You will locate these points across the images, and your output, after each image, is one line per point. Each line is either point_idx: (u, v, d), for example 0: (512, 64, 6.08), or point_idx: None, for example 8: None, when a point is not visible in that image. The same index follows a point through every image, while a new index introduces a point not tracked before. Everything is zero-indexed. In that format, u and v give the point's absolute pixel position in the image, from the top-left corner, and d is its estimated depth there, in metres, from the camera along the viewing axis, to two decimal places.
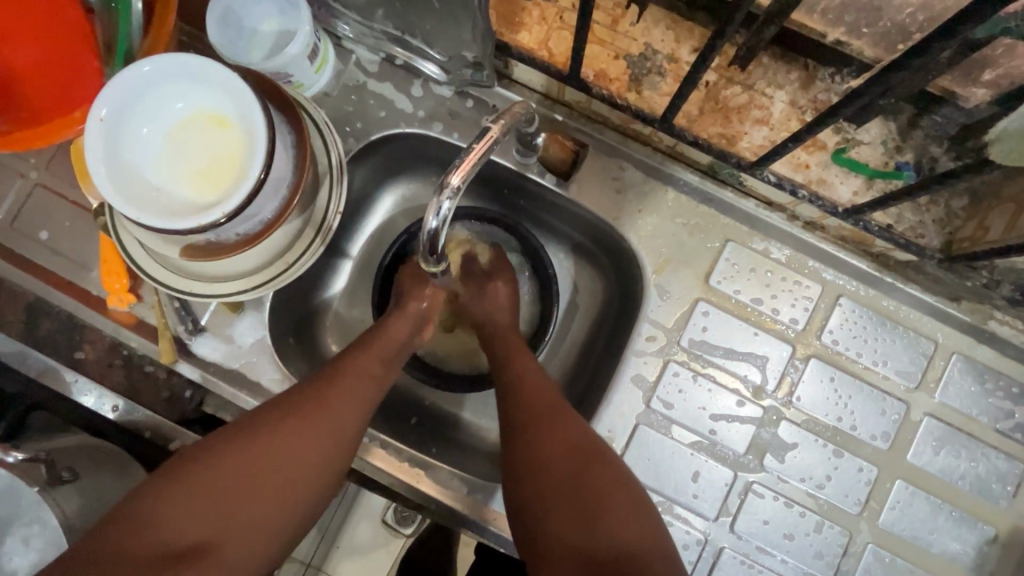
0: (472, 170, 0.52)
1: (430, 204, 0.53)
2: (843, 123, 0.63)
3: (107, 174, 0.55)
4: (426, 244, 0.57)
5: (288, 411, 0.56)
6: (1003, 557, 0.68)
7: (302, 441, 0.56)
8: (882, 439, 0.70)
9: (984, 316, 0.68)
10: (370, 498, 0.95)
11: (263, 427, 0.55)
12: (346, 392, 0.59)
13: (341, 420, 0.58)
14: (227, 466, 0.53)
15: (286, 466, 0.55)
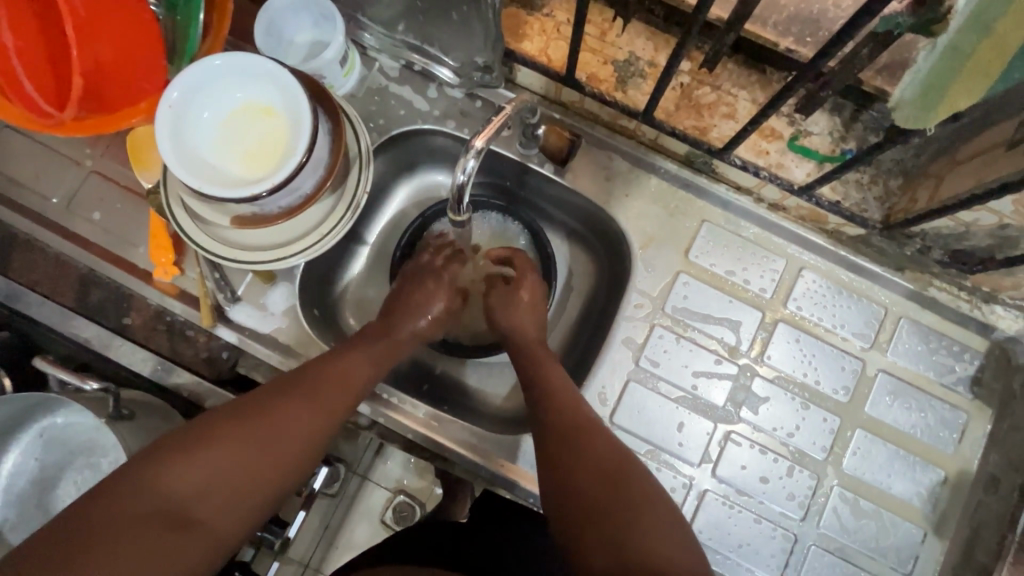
0: (490, 137, 0.63)
1: (458, 162, 0.64)
2: (795, 116, 0.75)
3: (173, 151, 0.64)
4: (453, 199, 0.67)
5: (289, 395, 0.61)
6: (953, 496, 0.77)
7: (299, 420, 0.60)
8: (843, 393, 0.79)
9: (925, 283, 0.79)
10: (371, 498, 1.00)
11: (267, 403, 0.60)
12: (338, 377, 0.66)
13: (331, 401, 0.64)
14: (234, 434, 0.56)
15: (283, 440, 0.58)
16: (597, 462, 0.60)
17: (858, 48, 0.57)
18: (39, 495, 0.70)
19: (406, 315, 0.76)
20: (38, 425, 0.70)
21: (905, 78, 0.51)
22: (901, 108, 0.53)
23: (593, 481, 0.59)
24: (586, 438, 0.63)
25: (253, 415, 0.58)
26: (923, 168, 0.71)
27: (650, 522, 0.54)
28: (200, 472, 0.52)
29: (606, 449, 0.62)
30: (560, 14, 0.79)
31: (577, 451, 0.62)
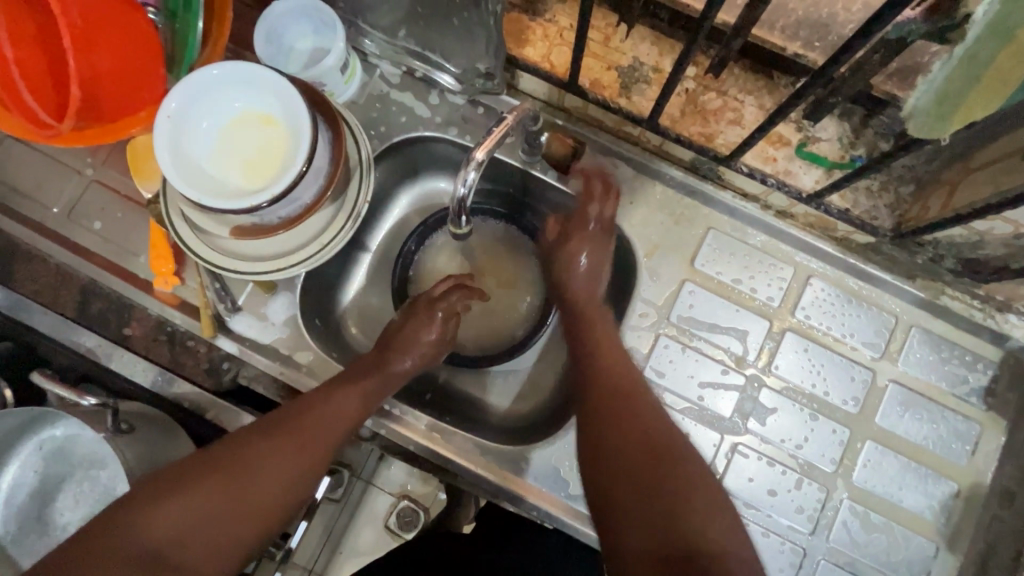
0: (492, 147, 0.63)
1: (458, 174, 0.63)
2: (803, 122, 0.73)
3: (171, 162, 0.64)
4: (452, 211, 0.66)
5: (273, 434, 0.63)
6: (967, 510, 0.75)
7: (281, 461, 0.62)
8: (852, 404, 0.78)
9: (936, 291, 0.77)
10: (374, 502, 1.00)
11: (250, 443, 0.62)
12: (325, 417, 0.66)
13: (316, 443, 0.65)
14: (218, 478, 0.59)
15: (266, 484, 0.61)
16: (639, 431, 0.63)
17: (869, 54, 0.56)
18: (40, 507, 0.70)
19: (390, 355, 0.73)
20: (37, 438, 0.69)
21: (920, 87, 0.50)
22: (915, 116, 0.51)
23: (636, 450, 0.61)
24: (635, 406, 0.65)
25: (236, 457, 0.61)
26: (934, 175, 0.70)
27: (696, 501, 0.57)
28: (184, 514, 0.56)
29: (648, 420, 0.64)
30: (563, 19, 0.77)
31: (621, 423, 0.64)
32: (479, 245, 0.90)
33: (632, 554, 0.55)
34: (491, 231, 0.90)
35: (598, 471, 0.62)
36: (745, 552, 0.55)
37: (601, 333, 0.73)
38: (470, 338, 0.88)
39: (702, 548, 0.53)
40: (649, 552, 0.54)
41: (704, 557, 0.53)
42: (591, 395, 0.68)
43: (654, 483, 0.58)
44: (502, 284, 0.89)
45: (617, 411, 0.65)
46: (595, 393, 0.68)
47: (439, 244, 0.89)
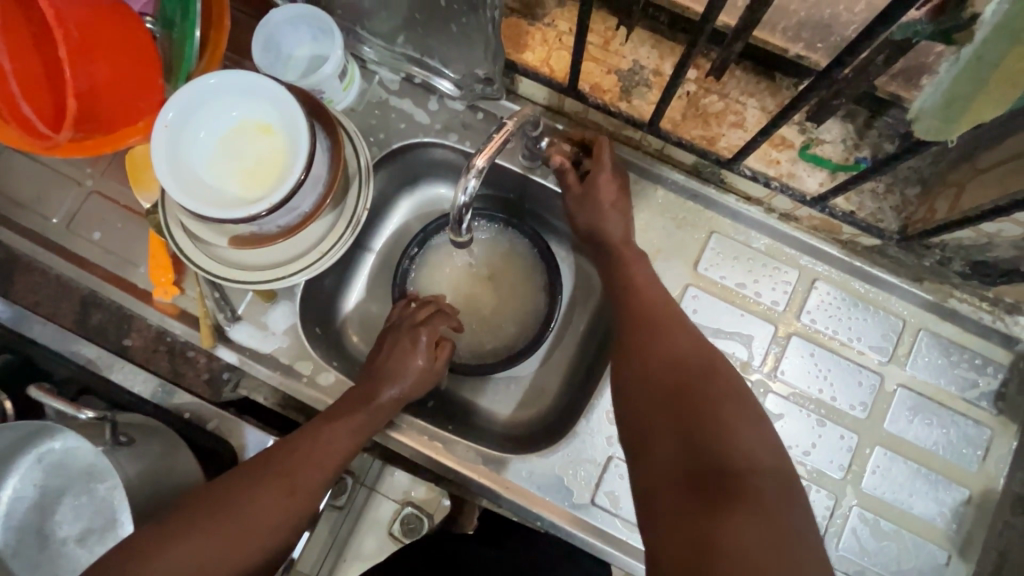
0: (493, 154, 0.62)
1: (458, 182, 0.62)
2: (806, 124, 0.72)
3: (169, 171, 0.63)
4: (454, 219, 0.65)
5: (264, 479, 0.63)
6: (979, 516, 0.74)
7: (272, 509, 0.62)
8: (860, 409, 0.76)
9: (945, 294, 0.76)
10: (378, 509, 0.97)
11: (241, 488, 0.62)
12: (315, 457, 0.66)
13: (305, 484, 0.64)
14: (210, 523, 0.59)
15: (257, 526, 0.60)
16: (671, 355, 0.62)
17: (873, 55, 0.55)
18: (40, 520, 0.69)
19: (382, 382, 0.72)
20: (38, 450, 0.69)
21: (926, 88, 0.48)
22: (921, 119, 0.49)
23: (668, 379, 0.59)
24: (663, 329, 0.65)
25: (225, 507, 0.60)
26: (941, 176, 0.68)
27: (728, 419, 0.55)
28: (178, 564, 0.56)
29: (680, 344, 0.63)
30: (562, 23, 0.77)
31: (648, 351, 0.63)
32: (479, 251, 0.89)
33: (663, 475, 0.54)
34: (493, 237, 0.89)
35: (628, 391, 0.62)
36: (782, 471, 0.53)
37: (640, 278, 0.71)
38: (470, 344, 0.87)
39: (731, 464, 0.51)
40: (678, 474, 0.53)
41: (737, 476, 0.51)
42: (623, 332, 0.67)
43: (684, 404, 0.57)
44: (503, 291, 0.88)
45: (645, 345, 0.64)
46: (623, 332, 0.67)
47: (439, 249, 0.88)
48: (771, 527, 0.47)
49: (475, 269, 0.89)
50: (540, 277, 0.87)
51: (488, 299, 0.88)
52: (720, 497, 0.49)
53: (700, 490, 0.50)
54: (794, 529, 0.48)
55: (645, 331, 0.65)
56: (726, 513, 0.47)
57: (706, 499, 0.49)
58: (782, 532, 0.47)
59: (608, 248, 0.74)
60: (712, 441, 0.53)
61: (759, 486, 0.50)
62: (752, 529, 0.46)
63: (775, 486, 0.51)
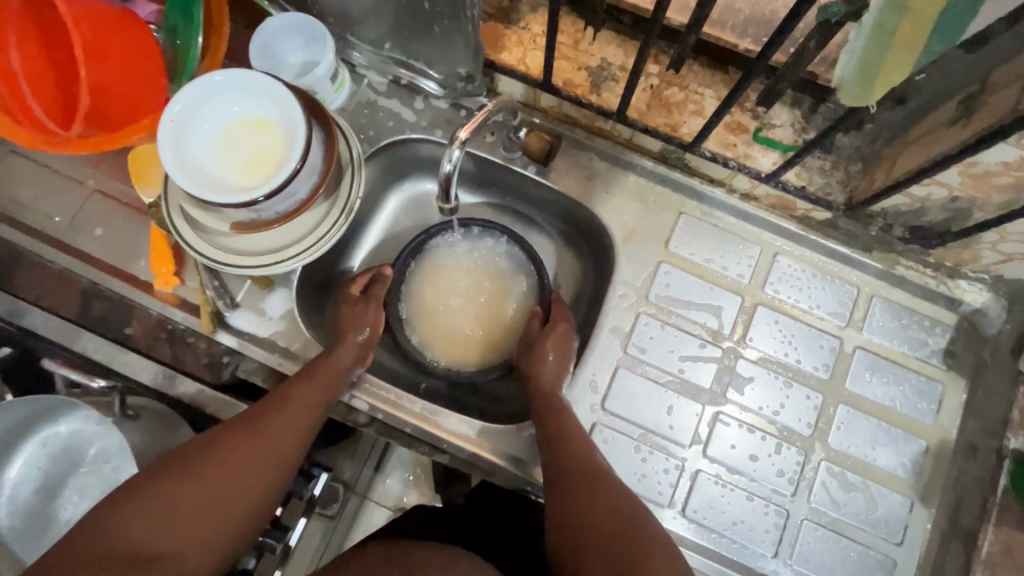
0: (474, 129, 0.69)
1: (444, 153, 0.68)
2: (757, 110, 0.80)
3: (172, 162, 0.68)
4: (440, 187, 0.71)
5: (234, 429, 0.68)
6: (937, 465, 0.79)
7: (243, 455, 0.66)
8: (823, 370, 0.82)
9: (892, 262, 0.83)
10: (370, 515, 1.11)
11: (215, 446, 0.66)
12: (287, 417, 0.71)
13: (280, 439, 0.69)
14: (188, 481, 0.63)
15: (235, 476, 0.65)
16: (606, 522, 0.64)
17: (807, 40, 0.63)
18: (43, 504, 0.71)
19: (347, 329, 0.80)
20: (41, 435, 0.71)
21: (842, 59, 0.55)
22: (845, 87, 0.57)
23: (602, 541, 0.62)
24: (594, 481, 0.67)
25: (199, 455, 0.65)
26: (880, 152, 0.76)
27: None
28: (160, 520, 0.60)
29: (596, 501, 0.66)
30: (535, 27, 0.84)
31: (582, 511, 0.65)
32: (469, 265, 0.91)
33: None
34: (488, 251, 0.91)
35: (567, 544, 0.64)
36: None
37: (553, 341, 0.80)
38: (461, 351, 0.89)
39: None
40: None
41: None
42: (554, 466, 0.70)
43: (620, 564, 0.60)
44: (492, 301, 0.91)
45: (578, 506, 0.66)
46: (558, 482, 0.69)
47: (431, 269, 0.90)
48: None
49: (464, 286, 0.91)
50: (529, 283, 0.90)
51: (478, 315, 0.90)
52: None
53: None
54: None
55: (579, 489, 0.67)
56: None
57: None
58: None
59: (540, 397, 0.77)
60: None
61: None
62: None
63: None
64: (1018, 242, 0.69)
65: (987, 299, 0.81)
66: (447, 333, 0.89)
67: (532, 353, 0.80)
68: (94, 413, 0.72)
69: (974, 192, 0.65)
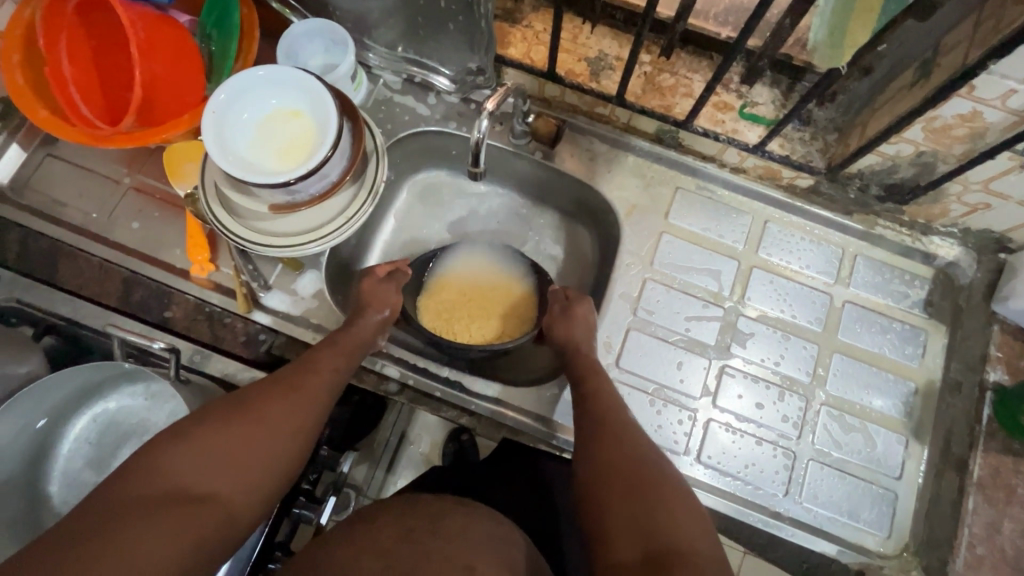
0: (499, 101, 0.77)
1: (474, 123, 0.76)
2: (742, 90, 0.89)
3: (216, 148, 0.74)
4: (472, 154, 0.78)
5: (270, 383, 0.68)
6: (927, 405, 0.86)
7: (280, 404, 0.66)
8: (817, 323, 0.89)
9: (871, 222, 0.91)
10: None
11: (251, 398, 0.66)
12: (319, 374, 0.71)
13: (313, 393, 0.69)
14: (226, 427, 0.61)
15: (273, 425, 0.64)
16: (629, 459, 0.66)
17: (781, 19, 0.71)
18: (96, 477, 0.74)
19: (370, 308, 0.81)
20: (92, 410, 0.76)
21: (814, 27, 0.69)
22: (818, 50, 0.70)
23: (625, 476, 0.64)
24: (620, 430, 0.69)
25: (236, 406, 0.64)
26: (853, 121, 0.84)
27: (676, 515, 0.60)
28: (201, 460, 0.58)
29: (629, 444, 0.67)
30: (537, 24, 0.93)
31: (604, 454, 0.67)
32: (478, 266, 0.97)
33: (618, 564, 0.58)
34: (481, 259, 0.97)
35: (589, 486, 0.65)
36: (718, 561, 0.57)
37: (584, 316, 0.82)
38: (468, 340, 0.91)
39: (676, 557, 0.56)
40: (634, 561, 0.57)
41: (682, 564, 0.55)
42: (585, 418, 0.73)
43: (641, 499, 0.62)
44: (494, 305, 0.94)
45: (601, 450, 0.68)
46: (586, 429, 0.71)
47: (433, 285, 0.95)
48: None
49: (473, 285, 0.96)
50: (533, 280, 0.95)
51: (484, 311, 0.94)
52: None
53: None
54: None
55: (604, 436, 0.69)
56: None
57: None
58: None
59: (578, 362, 0.79)
60: (665, 537, 0.58)
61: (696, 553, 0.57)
62: None
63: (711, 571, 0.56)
64: (979, 191, 0.78)
65: (959, 252, 0.90)
66: (457, 326, 0.93)
67: (566, 317, 0.83)
68: (141, 388, 0.76)
69: (937, 145, 0.74)
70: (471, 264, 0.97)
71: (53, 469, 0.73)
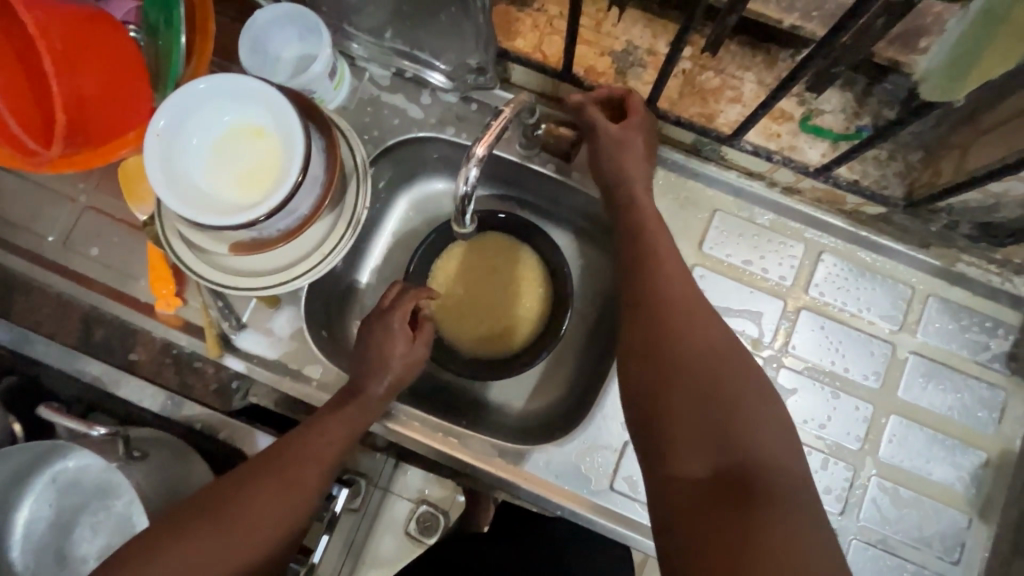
0: (492, 143, 0.61)
1: (460, 171, 0.61)
2: (805, 95, 0.72)
3: (163, 179, 0.62)
4: (456, 210, 0.64)
5: (255, 473, 0.62)
6: (998, 479, 0.74)
7: (265, 504, 0.60)
8: (874, 378, 0.76)
9: (952, 258, 0.76)
10: (392, 511, 1.01)
11: (234, 494, 0.60)
12: (310, 459, 0.64)
13: (303, 482, 0.63)
14: (202, 537, 0.56)
15: (256, 527, 0.59)
16: (700, 339, 0.60)
17: (870, 20, 0.54)
18: (58, 544, 0.69)
19: (364, 363, 0.71)
20: (51, 470, 0.68)
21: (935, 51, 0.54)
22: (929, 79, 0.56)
23: (692, 358, 0.58)
24: (679, 305, 0.62)
25: (220, 511, 0.58)
26: (943, 139, 0.70)
27: (750, 413, 0.55)
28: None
29: (703, 343, 0.60)
30: (552, 8, 0.76)
31: (669, 326, 0.61)
32: (482, 249, 0.85)
33: (685, 472, 0.54)
34: (503, 241, 0.85)
35: (648, 372, 0.59)
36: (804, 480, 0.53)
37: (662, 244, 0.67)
38: (483, 342, 0.83)
39: (757, 471, 0.52)
40: (703, 473, 0.53)
41: (763, 479, 0.51)
42: (636, 299, 0.64)
43: (714, 398, 0.56)
44: (507, 290, 0.84)
45: (663, 319, 0.61)
46: (641, 291, 0.64)
47: (439, 277, 0.84)
48: (795, 537, 0.47)
49: (480, 273, 0.85)
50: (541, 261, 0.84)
51: (496, 304, 0.84)
52: (742, 497, 0.50)
53: (721, 490, 0.51)
54: (817, 535, 0.48)
55: (659, 308, 0.62)
56: (758, 513, 0.48)
57: (738, 499, 0.50)
58: (806, 538, 0.47)
59: (630, 212, 0.70)
60: (740, 445, 0.53)
61: (785, 488, 0.51)
62: (781, 545, 0.46)
63: (793, 483, 0.51)
64: None
65: None
66: (469, 327, 0.83)
67: (619, 203, 0.71)
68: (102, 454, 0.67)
69: None
70: (482, 244, 0.85)
71: (13, 535, 0.68)
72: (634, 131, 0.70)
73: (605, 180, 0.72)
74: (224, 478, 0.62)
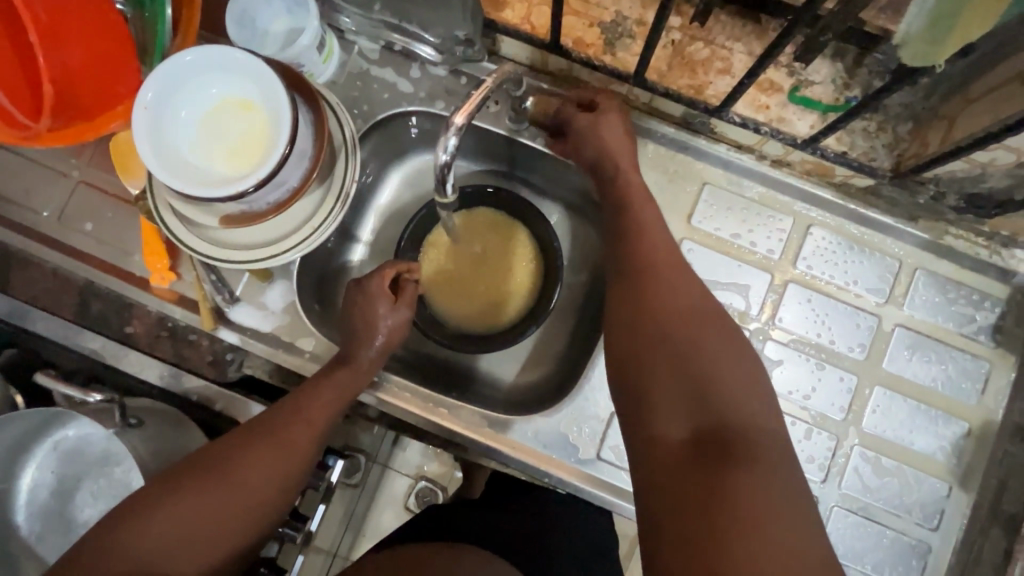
0: (471, 111, 0.61)
1: (439, 141, 0.61)
2: (795, 66, 0.71)
3: (152, 150, 0.63)
4: (437, 179, 0.64)
5: (248, 438, 0.63)
6: (979, 449, 0.75)
7: (257, 466, 0.62)
8: (859, 350, 0.77)
9: (940, 231, 0.76)
10: (391, 486, 1.05)
11: (227, 457, 0.62)
12: (301, 425, 0.65)
13: (294, 446, 0.64)
14: (196, 496, 0.58)
15: (248, 488, 0.61)
16: (681, 306, 0.61)
17: None
18: (61, 508, 0.71)
19: (352, 334, 0.71)
20: (51, 439, 0.70)
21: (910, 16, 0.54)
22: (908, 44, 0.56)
23: (674, 325, 0.59)
24: (663, 276, 0.63)
25: (211, 470, 0.60)
26: (934, 111, 0.69)
27: (729, 379, 0.56)
28: (171, 533, 0.56)
29: (688, 310, 0.61)
30: None
31: (650, 296, 0.62)
32: (474, 225, 0.85)
33: (663, 437, 0.55)
34: (496, 216, 0.86)
35: (632, 342, 0.60)
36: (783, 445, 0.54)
37: (647, 218, 0.67)
38: (477, 316, 0.84)
39: (735, 433, 0.53)
40: (681, 437, 0.54)
41: (740, 442, 0.52)
42: (621, 272, 0.65)
43: (694, 367, 0.56)
44: (499, 265, 0.85)
45: (646, 291, 0.62)
46: (625, 264, 0.65)
47: (431, 253, 0.85)
48: (766, 497, 0.49)
49: (471, 249, 0.85)
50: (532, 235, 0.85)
51: (487, 279, 0.85)
52: (716, 458, 0.51)
53: (699, 452, 0.52)
54: (791, 496, 0.50)
55: (643, 278, 0.63)
56: (732, 473, 0.50)
57: (713, 460, 0.51)
58: (779, 499, 0.49)
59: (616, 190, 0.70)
60: (718, 409, 0.54)
61: (762, 451, 0.52)
62: (753, 503, 0.48)
63: (769, 444, 0.53)
64: None
65: None
66: (462, 303, 0.84)
67: (605, 180, 0.72)
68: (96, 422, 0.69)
69: None
70: (473, 220, 0.85)
71: (17, 499, 0.70)
72: (613, 110, 0.72)
73: (591, 154, 0.72)
74: (217, 442, 0.64)
